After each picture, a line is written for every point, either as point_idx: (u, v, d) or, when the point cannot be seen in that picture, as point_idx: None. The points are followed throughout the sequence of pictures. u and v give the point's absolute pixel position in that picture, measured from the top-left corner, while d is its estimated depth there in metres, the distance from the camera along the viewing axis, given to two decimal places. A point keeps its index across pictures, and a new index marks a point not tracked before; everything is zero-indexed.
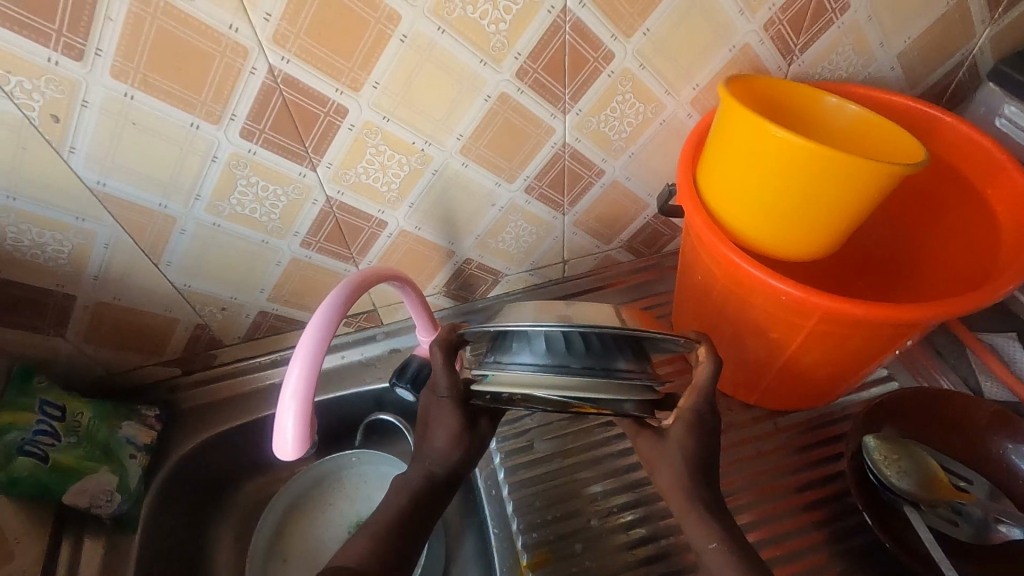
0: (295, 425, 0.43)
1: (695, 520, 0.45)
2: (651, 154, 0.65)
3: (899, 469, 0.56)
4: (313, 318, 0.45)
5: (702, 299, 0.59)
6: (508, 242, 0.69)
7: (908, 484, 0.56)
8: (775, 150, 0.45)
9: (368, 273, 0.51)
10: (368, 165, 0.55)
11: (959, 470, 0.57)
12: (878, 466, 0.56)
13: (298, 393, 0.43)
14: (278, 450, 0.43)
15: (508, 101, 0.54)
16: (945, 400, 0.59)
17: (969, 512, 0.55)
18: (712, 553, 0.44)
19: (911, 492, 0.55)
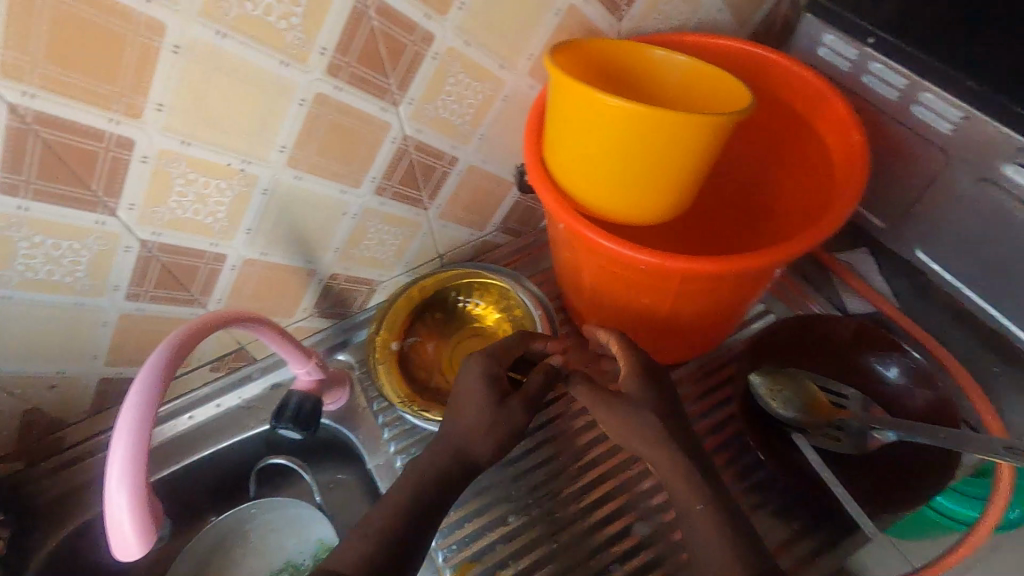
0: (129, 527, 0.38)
1: (682, 478, 0.46)
2: (503, 132, 0.61)
3: (783, 396, 0.59)
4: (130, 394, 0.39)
5: (576, 274, 0.58)
6: (372, 249, 0.64)
7: (794, 413, 0.58)
8: (609, 118, 0.44)
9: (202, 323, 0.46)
10: (181, 198, 0.48)
11: (837, 386, 0.59)
12: (763, 399, 0.59)
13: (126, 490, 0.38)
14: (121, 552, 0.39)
15: (327, 101, 0.49)
16: (812, 327, 0.62)
17: (849, 425, 0.57)
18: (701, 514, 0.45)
19: (795, 417, 0.58)
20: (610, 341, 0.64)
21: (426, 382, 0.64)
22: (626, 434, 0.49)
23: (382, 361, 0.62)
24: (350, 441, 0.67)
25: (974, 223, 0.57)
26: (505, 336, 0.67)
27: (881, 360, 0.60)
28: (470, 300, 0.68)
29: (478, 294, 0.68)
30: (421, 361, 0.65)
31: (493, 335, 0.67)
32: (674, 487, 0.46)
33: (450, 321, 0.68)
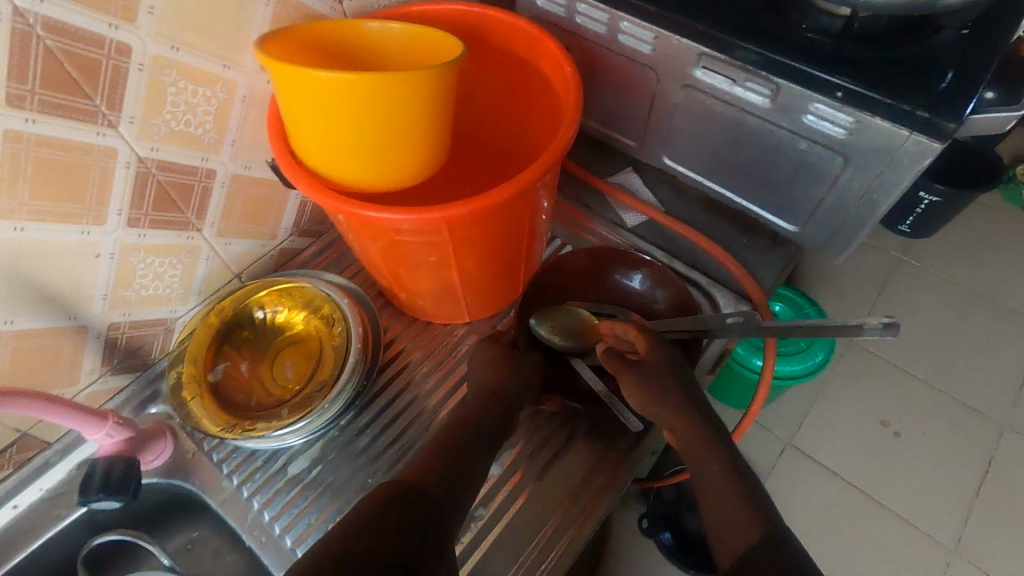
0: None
1: (697, 435, 0.50)
2: (255, 134, 0.60)
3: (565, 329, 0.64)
4: None
5: (366, 253, 0.59)
6: (150, 286, 0.60)
7: (571, 342, 0.64)
8: (327, 91, 0.44)
9: None
10: None
11: (606, 308, 0.64)
12: (546, 340, 0.64)
13: None
14: None
15: (22, 137, 0.45)
16: (570, 262, 0.68)
17: None
18: (716, 474, 0.47)
19: (575, 345, 0.64)
20: (425, 308, 0.67)
21: (247, 404, 0.62)
22: (653, 399, 0.53)
23: (194, 396, 0.61)
24: (188, 491, 0.62)
25: (693, 123, 0.68)
26: (318, 334, 0.66)
27: (631, 271, 0.67)
28: (271, 308, 0.66)
29: (280, 300, 0.66)
30: (238, 385, 0.63)
31: (306, 337, 0.66)
32: (693, 444, 0.50)
33: (260, 336, 0.66)
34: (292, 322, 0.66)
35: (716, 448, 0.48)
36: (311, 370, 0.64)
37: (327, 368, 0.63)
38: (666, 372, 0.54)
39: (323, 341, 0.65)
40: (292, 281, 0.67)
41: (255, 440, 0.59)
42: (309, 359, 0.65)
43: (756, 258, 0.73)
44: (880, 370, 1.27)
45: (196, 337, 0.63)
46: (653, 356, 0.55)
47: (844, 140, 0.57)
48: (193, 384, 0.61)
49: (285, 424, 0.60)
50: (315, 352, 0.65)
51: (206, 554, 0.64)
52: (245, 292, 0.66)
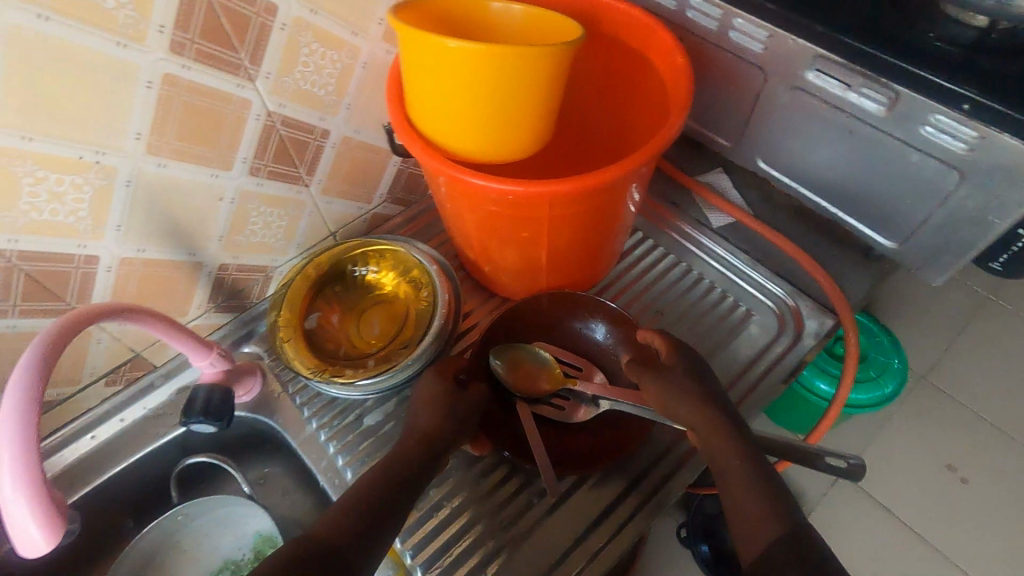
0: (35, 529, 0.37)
1: (717, 434, 0.49)
2: (369, 100, 0.63)
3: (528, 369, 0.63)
4: (9, 388, 0.38)
5: (460, 224, 0.61)
6: (258, 233, 0.64)
7: (530, 386, 0.62)
8: (454, 61, 0.47)
9: (73, 317, 0.43)
10: (35, 199, 0.47)
11: (571, 360, 0.63)
12: (502, 377, 0.62)
13: (24, 487, 0.37)
14: (27, 550, 0.38)
15: (176, 82, 0.49)
16: (552, 301, 0.66)
17: (577, 395, 0.61)
18: (733, 471, 0.46)
19: (529, 391, 0.62)
20: (505, 284, 0.69)
21: (335, 352, 0.66)
22: (670, 399, 0.53)
23: (288, 339, 0.65)
24: (270, 429, 0.67)
25: (798, 126, 0.66)
26: (406, 298, 0.69)
27: (596, 321, 0.65)
28: (366, 268, 0.70)
29: (375, 262, 0.70)
30: (327, 333, 0.67)
31: (394, 298, 0.70)
32: (714, 446, 0.48)
33: (351, 291, 0.70)
34: (382, 284, 0.70)
35: (738, 441, 0.48)
36: (396, 330, 0.68)
37: (411, 330, 0.67)
38: (686, 374, 0.54)
39: (409, 303, 0.69)
40: (386, 244, 0.71)
41: (338, 387, 0.62)
42: (395, 320, 0.68)
43: (846, 273, 0.71)
44: (953, 412, 1.20)
45: (295, 283, 0.67)
46: (673, 361, 0.55)
47: (964, 156, 0.54)
48: (287, 325, 0.65)
49: (368, 376, 0.63)
50: (401, 312, 0.69)
51: (276, 491, 0.69)
52: (341, 249, 0.70)
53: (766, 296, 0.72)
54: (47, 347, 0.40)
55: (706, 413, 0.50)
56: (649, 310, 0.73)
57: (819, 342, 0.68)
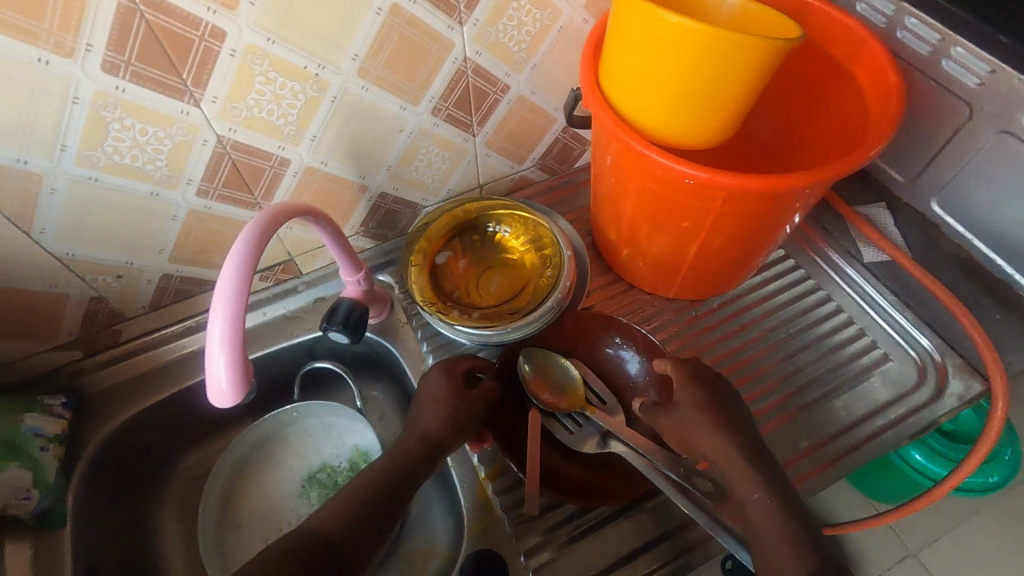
0: (226, 385, 0.41)
1: (738, 469, 0.52)
2: (552, 65, 0.64)
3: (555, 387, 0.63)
4: (229, 256, 0.41)
5: (617, 201, 0.62)
6: (420, 170, 0.67)
7: (552, 399, 0.62)
8: (672, 39, 0.47)
9: (279, 209, 0.46)
10: (259, 97, 0.51)
11: (599, 390, 0.63)
12: (527, 384, 0.63)
13: (225, 349, 0.40)
14: (215, 402, 0.42)
15: (401, 13, 0.52)
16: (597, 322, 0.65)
17: (589, 422, 0.62)
18: (755, 503, 0.50)
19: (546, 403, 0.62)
20: (638, 271, 0.69)
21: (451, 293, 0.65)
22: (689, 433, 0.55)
23: (415, 264, 0.66)
24: (389, 355, 0.71)
25: (998, 172, 0.62)
26: (530, 268, 0.67)
27: (624, 346, 0.64)
28: (503, 227, 0.69)
29: (513, 224, 0.69)
30: (450, 276, 0.67)
31: (519, 263, 0.67)
32: (731, 475, 0.52)
33: (484, 245, 0.68)
34: (513, 248, 0.68)
35: (754, 465, 0.51)
36: (513, 293, 0.66)
37: (526, 300, 0.64)
38: (695, 407, 0.55)
39: (534, 276, 0.66)
40: (532, 213, 0.69)
41: (444, 326, 0.62)
42: (515, 285, 0.66)
43: (1009, 339, 0.66)
44: None
45: (433, 227, 0.68)
46: (682, 394, 0.56)
47: None
48: (417, 255, 0.66)
49: (474, 324, 0.62)
50: (524, 282, 0.66)
51: (375, 413, 0.74)
52: (481, 206, 0.69)
53: (908, 345, 0.68)
54: (262, 232, 0.43)
55: (724, 444, 0.53)
56: (779, 329, 0.70)
57: (963, 404, 0.64)
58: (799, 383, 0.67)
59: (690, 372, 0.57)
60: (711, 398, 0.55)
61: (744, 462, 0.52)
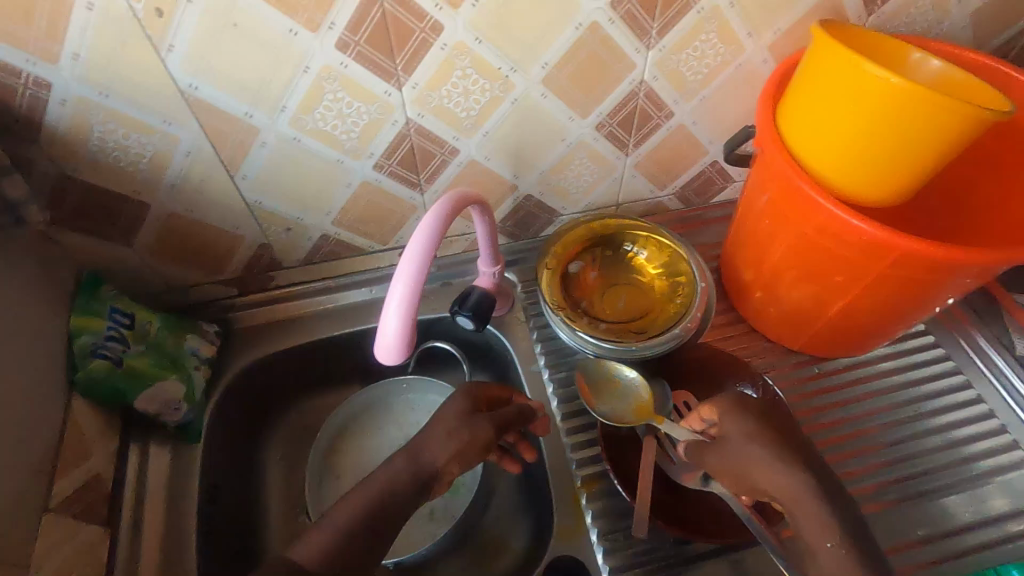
0: (392, 343, 0.46)
1: (812, 511, 0.43)
2: (721, 100, 0.65)
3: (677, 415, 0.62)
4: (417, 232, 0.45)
5: (764, 244, 0.61)
6: (569, 179, 0.70)
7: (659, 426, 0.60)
8: (875, 93, 0.46)
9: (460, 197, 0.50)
10: (452, 89, 0.55)
11: None
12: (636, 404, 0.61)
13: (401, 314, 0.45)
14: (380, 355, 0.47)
15: (597, 31, 0.54)
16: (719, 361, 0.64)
17: None
18: (831, 554, 0.41)
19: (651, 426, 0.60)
20: (767, 316, 0.68)
21: (579, 301, 0.67)
22: (748, 467, 0.46)
23: (549, 267, 0.68)
24: (501, 349, 0.73)
25: None
26: (659, 292, 0.67)
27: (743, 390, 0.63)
28: (638, 249, 0.70)
29: (650, 250, 0.69)
30: (580, 285, 0.68)
31: (649, 285, 0.68)
32: (799, 525, 0.43)
33: (616, 262, 0.70)
34: (644, 270, 0.69)
35: (828, 509, 0.42)
36: (640, 313, 0.66)
37: (652, 322, 0.64)
38: (744, 438, 0.47)
39: (662, 300, 0.66)
40: (668, 239, 0.69)
41: (566, 331, 0.63)
42: (642, 305, 0.66)
43: None
44: None
45: (572, 235, 0.70)
46: (730, 426, 0.48)
47: None
48: (553, 260, 0.68)
49: (594, 334, 0.63)
50: (651, 304, 0.66)
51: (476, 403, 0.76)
52: (619, 224, 0.71)
53: None
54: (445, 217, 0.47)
55: (784, 479, 0.44)
56: (908, 407, 0.67)
57: None
58: (922, 467, 0.63)
59: (739, 402, 0.50)
60: (761, 430, 0.47)
61: (761, 504, 0.43)
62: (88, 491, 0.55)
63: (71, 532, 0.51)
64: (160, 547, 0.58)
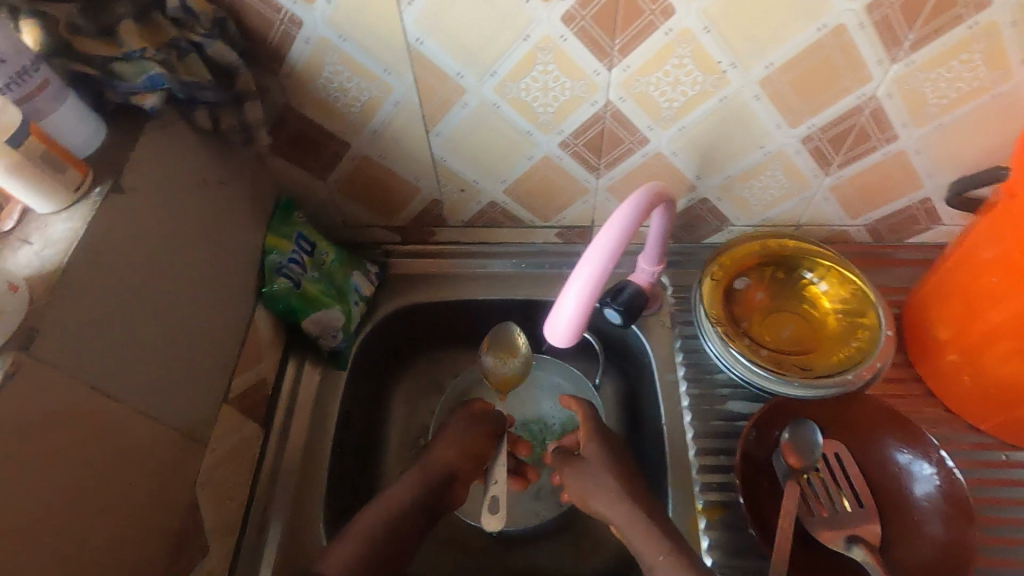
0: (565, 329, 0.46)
1: (652, 533, 0.50)
2: (960, 131, 0.57)
3: (825, 463, 0.57)
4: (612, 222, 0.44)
5: (981, 303, 0.53)
6: (753, 190, 0.65)
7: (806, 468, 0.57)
8: None
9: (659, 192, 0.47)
10: (663, 77, 0.53)
11: (859, 488, 0.56)
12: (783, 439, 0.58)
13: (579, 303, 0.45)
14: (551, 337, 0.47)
15: (840, 36, 0.49)
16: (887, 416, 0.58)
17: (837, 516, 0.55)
18: (663, 564, 0.48)
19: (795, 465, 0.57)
20: (956, 383, 0.59)
21: (740, 319, 0.61)
22: (589, 490, 0.56)
23: (713, 277, 0.63)
24: (638, 351, 0.71)
25: None
26: (833, 330, 0.60)
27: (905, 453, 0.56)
28: (819, 280, 0.63)
29: (832, 284, 0.62)
30: (742, 302, 0.63)
31: (822, 319, 0.61)
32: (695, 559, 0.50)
33: (788, 287, 0.64)
34: (819, 302, 0.62)
35: (652, 523, 0.51)
36: (806, 347, 0.60)
37: (820, 359, 0.58)
38: (601, 470, 0.56)
39: (835, 339, 0.60)
40: (856, 274, 0.62)
41: (718, 344, 0.59)
42: (810, 339, 0.60)
43: None
44: None
45: (743, 250, 0.65)
46: (593, 455, 0.58)
47: None
48: (719, 271, 0.63)
49: (748, 356, 0.58)
50: (821, 340, 0.60)
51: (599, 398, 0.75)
52: (800, 247, 0.65)
53: None
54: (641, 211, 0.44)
55: (620, 504, 0.53)
56: None
57: None
58: None
59: (602, 435, 0.60)
60: (622, 466, 0.57)
61: (648, 518, 0.52)
62: (255, 392, 0.61)
63: (240, 425, 0.57)
64: (300, 457, 0.63)
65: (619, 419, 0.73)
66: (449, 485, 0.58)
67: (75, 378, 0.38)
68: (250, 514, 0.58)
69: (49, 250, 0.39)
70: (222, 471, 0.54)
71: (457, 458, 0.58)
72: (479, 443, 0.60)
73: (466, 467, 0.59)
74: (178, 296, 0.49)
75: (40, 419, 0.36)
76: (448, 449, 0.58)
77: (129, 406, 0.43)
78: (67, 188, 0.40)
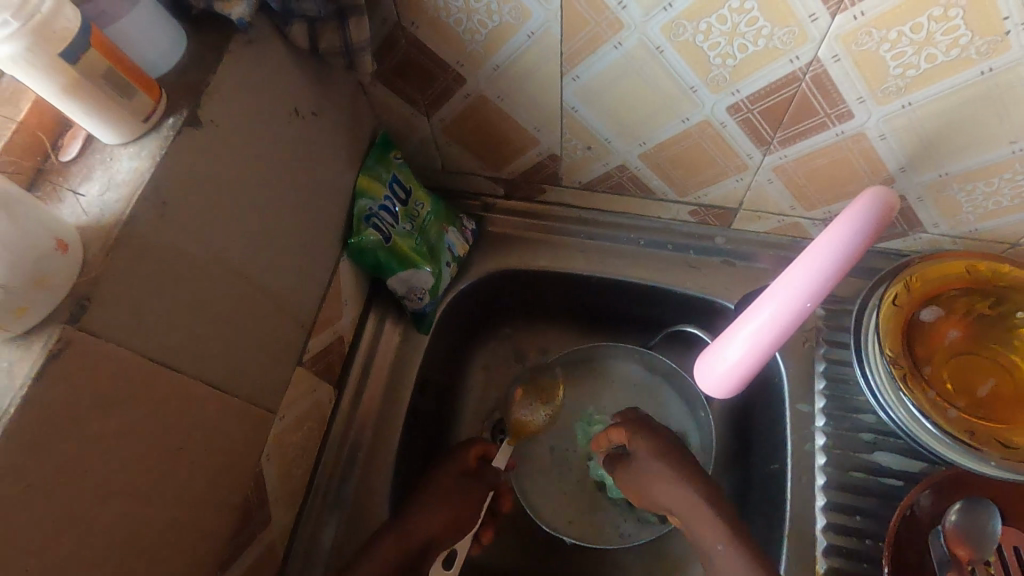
0: (725, 372, 0.43)
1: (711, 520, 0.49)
2: None
3: (1000, 558, 0.46)
4: (807, 259, 0.35)
5: None
6: (973, 195, 0.49)
7: (976, 554, 0.46)
8: None
9: (890, 203, 0.33)
10: (907, 33, 0.38)
11: None
12: (954, 517, 0.46)
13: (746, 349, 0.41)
14: (709, 375, 0.44)
15: None
16: None
17: None
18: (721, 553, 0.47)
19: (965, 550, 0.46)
20: None
21: (922, 362, 0.48)
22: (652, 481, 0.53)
23: (896, 302, 0.49)
24: (767, 366, 0.59)
25: None
26: None
27: None
28: None
29: None
30: (927, 339, 0.49)
31: None
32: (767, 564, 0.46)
33: (993, 329, 0.50)
34: None
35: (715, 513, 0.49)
36: (1010, 414, 0.46)
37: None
38: (652, 457, 0.53)
39: None
40: None
41: (885, 382, 0.47)
42: (1016, 404, 0.46)
43: None
44: None
45: (944, 270, 0.50)
46: (637, 447, 0.54)
47: None
48: (905, 296, 0.50)
49: (927, 413, 0.45)
50: None
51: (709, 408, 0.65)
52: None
53: None
54: (854, 241, 0.34)
55: (680, 490, 0.51)
56: None
57: None
58: None
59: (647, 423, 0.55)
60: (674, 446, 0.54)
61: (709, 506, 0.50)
62: (332, 352, 0.55)
63: (313, 388, 0.52)
64: (373, 424, 0.58)
65: (727, 435, 0.63)
66: (428, 554, 0.52)
67: (134, 351, 0.32)
68: (316, 480, 0.55)
69: (111, 194, 0.32)
70: (291, 438, 0.50)
71: (443, 527, 0.52)
72: (471, 504, 0.54)
73: (450, 537, 0.53)
74: (258, 249, 0.42)
75: (94, 400, 0.31)
76: (436, 513, 0.52)
77: (196, 379, 0.37)
78: (134, 119, 0.33)
